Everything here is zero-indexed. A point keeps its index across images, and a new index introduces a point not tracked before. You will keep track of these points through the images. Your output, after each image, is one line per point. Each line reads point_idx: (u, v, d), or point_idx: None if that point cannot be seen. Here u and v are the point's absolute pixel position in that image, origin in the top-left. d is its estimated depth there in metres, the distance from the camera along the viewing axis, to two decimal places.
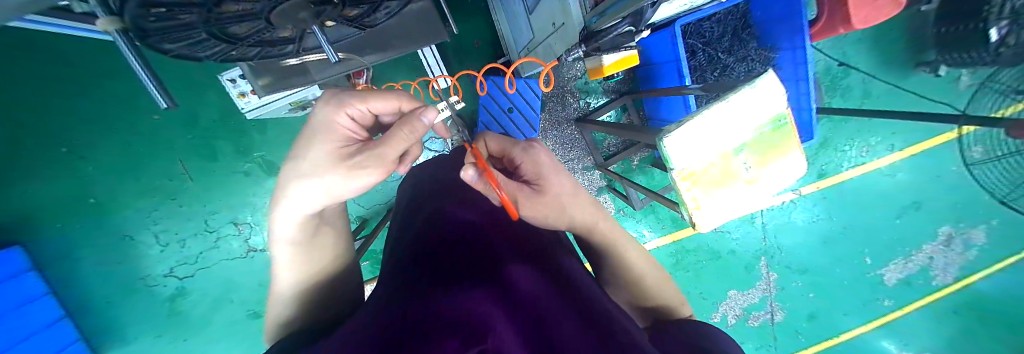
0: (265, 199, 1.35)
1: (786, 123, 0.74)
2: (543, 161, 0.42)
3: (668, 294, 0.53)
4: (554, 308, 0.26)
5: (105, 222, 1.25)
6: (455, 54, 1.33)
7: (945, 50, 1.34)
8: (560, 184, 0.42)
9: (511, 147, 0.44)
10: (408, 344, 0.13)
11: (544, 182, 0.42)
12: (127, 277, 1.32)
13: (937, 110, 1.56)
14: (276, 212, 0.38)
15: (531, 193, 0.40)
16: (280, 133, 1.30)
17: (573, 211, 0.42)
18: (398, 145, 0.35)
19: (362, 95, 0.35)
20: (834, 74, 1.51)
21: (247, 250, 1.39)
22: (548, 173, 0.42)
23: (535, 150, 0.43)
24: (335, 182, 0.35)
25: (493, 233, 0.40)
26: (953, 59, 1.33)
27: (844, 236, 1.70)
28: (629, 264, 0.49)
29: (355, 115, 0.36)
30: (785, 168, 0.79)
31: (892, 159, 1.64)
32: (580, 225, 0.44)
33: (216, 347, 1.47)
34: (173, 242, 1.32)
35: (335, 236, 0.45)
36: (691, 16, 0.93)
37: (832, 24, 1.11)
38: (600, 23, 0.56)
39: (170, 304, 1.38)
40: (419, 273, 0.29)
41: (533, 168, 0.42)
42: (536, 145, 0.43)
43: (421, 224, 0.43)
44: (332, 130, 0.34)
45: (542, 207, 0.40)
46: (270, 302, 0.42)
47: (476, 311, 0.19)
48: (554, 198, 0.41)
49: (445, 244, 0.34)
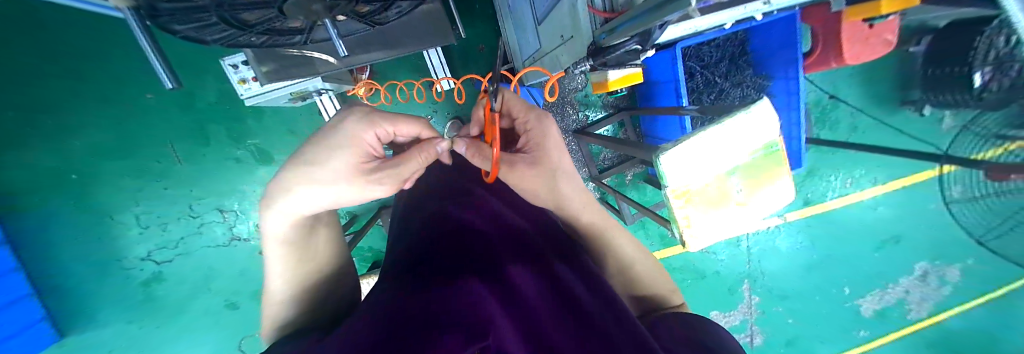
0: (254, 188, 1.32)
1: (778, 150, 0.76)
2: (551, 133, 0.40)
3: (660, 280, 0.53)
4: (555, 310, 0.26)
5: (84, 200, 1.20)
6: (461, 58, 1.34)
7: (931, 91, 1.39)
8: (559, 158, 0.39)
9: (519, 109, 0.41)
10: (409, 345, 0.13)
11: (543, 151, 0.39)
12: (103, 259, 1.27)
13: (920, 149, 1.62)
14: (270, 210, 0.35)
15: (528, 162, 0.38)
16: (277, 121, 1.28)
17: (568, 188, 0.41)
18: (412, 165, 0.34)
19: (392, 116, 0.35)
20: (825, 107, 1.57)
21: (231, 239, 1.34)
22: (550, 146, 0.39)
23: (547, 121, 0.40)
24: (346, 191, 0.34)
25: (492, 230, 0.40)
26: (939, 100, 1.39)
27: (826, 264, 1.73)
28: (618, 252, 0.49)
29: (380, 133, 0.36)
30: (774, 193, 0.81)
31: (875, 192, 1.69)
32: (571, 211, 0.43)
33: (187, 337, 1.41)
34: (156, 225, 1.28)
35: (330, 232, 0.44)
36: (691, 40, 0.94)
37: (825, 57, 1.15)
38: (608, 40, 0.57)
39: (146, 290, 1.33)
40: (420, 273, 0.28)
41: (538, 137, 0.39)
42: (548, 116, 0.41)
43: (424, 222, 0.43)
44: (356, 145, 0.33)
45: (537, 177, 0.38)
46: (265, 302, 0.41)
47: (477, 310, 0.18)
48: (551, 169, 0.39)
49: (446, 244, 0.34)
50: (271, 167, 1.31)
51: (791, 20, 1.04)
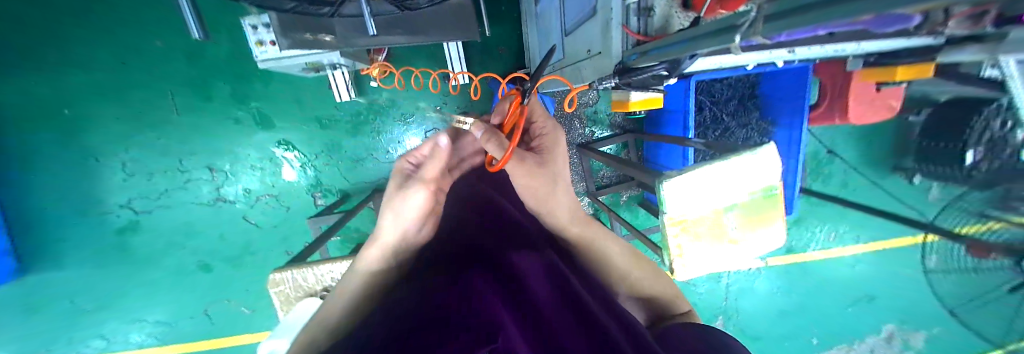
0: (248, 152, 1.29)
1: (775, 194, 0.78)
2: (558, 140, 0.42)
3: (658, 284, 0.50)
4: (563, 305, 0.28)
5: (72, 136, 1.17)
6: (479, 55, 1.34)
7: (924, 161, 1.40)
8: (563, 165, 0.41)
9: (538, 114, 0.43)
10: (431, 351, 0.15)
11: (550, 155, 0.40)
12: (81, 200, 1.23)
13: (905, 214, 1.66)
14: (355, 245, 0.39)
15: (533, 164, 0.36)
16: (283, 88, 1.25)
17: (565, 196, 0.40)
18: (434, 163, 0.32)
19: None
20: (821, 159, 1.61)
21: (216, 199, 1.31)
22: (557, 153, 0.40)
23: (555, 128, 0.42)
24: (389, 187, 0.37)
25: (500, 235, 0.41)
26: (929, 171, 1.41)
27: (800, 313, 1.74)
28: (608, 257, 0.46)
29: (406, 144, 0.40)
30: (767, 236, 0.83)
31: (856, 249, 1.73)
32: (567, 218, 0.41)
33: (150, 292, 1.36)
34: (142, 174, 1.24)
35: None
36: (707, 75, 0.96)
37: (830, 113, 1.17)
38: (637, 61, 0.57)
39: (119, 239, 1.29)
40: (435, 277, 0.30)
41: (547, 143, 0.41)
42: (556, 125, 0.43)
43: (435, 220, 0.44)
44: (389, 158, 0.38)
45: (531, 175, 0.35)
46: None
47: (484, 315, 0.21)
48: (552, 173, 0.38)
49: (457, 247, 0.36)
50: (270, 133, 1.28)
51: (805, 71, 1.06)
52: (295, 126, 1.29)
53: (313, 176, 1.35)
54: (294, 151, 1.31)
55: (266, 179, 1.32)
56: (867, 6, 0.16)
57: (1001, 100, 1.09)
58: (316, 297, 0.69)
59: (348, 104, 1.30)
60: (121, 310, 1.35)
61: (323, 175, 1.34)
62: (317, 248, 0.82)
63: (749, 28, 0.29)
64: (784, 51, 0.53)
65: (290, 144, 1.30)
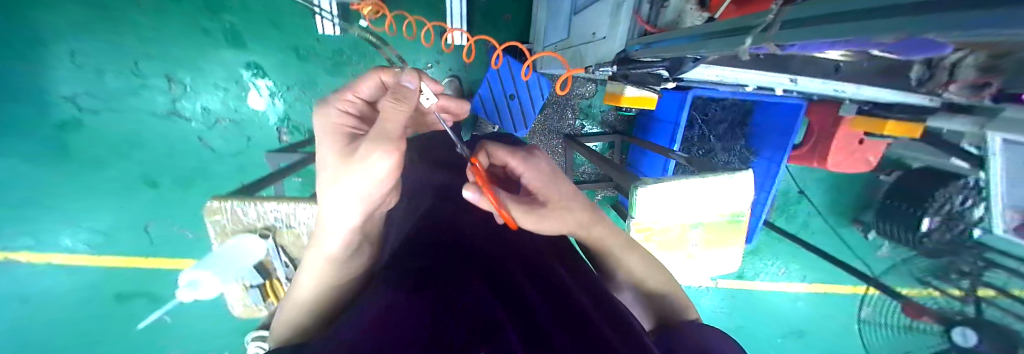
0: (214, 69, 1.19)
1: (739, 221, 0.84)
2: (544, 169, 0.43)
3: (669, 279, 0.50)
4: (558, 302, 0.27)
5: (14, 10, 1.04)
6: (481, 20, 1.28)
7: (882, 219, 1.47)
8: (558, 191, 0.42)
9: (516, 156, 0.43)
10: None
11: (546, 193, 0.41)
12: (16, 81, 1.10)
13: (854, 264, 1.79)
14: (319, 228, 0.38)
15: (530, 207, 0.38)
16: (261, 6, 1.15)
17: (570, 215, 0.41)
18: (393, 118, 0.33)
19: (340, 90, 0.40)
20: (790, 198, 1.71)
21: (171, 112, 1.22)
22: (550, 182, 0.42)
23: (537, 156, 0.43)
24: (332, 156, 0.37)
25: (495, 235, 0.40)
26: (883, 229, 1.48)
27: (739, 335, 1.88)
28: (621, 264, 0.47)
29: (347, 107, 0.40)
30: (722, 257, 0.88)
31: (801, 288, 1.87)
32: (576, 226, 0.43)
33: (90, 199, 1.27)
34: (91, 68, 1.13)
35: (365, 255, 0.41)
36: (704, 91, 0.96)
37: (810, 156, 1.22)
38: (640, 53, 0.55)
39: (57, 134, 1.17)
40: (429, 272, 0.29)
41: (536, 176, 0.42)
42: (539, 152, 0.45)
43: (429, 212, 0.43)
44: (332, 126, 0.38)
45: (545, 216, 0.39)
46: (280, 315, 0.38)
47: (480, 324, 0.20)
48: (558, 205, 0.41)
49: (449, 244, 0.35)
50: (241, 52, 1.19)
51: (797, 108, 1.09)
52: (270, 51, 1.20)
53: (283, 110, 1.27)
54: (266, 78, 1.23)
55: (229, 102, 1.23)
56: (894, 20, 0.16)
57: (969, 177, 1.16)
58: (255, 234, 0.67)
59: (332, 40, 1.23)
60: (51, 211, 1.25)
61: (292, 110, 1.28)
62: (270, 184, 0.77)
63: (761, 32, 0.27)
64: (785, 78, 0.53)
65: (260, 69, 1.21)
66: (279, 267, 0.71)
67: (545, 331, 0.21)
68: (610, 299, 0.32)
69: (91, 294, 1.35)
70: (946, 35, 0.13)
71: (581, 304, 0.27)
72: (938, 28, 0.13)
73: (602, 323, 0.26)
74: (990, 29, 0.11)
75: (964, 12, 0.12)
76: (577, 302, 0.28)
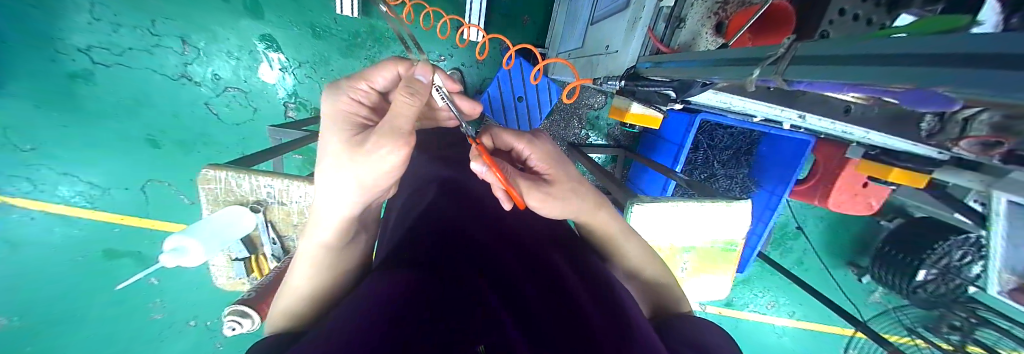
0: (227, 35, 1.20)
1: (733, 250, 0.84)
2: (548, 149, 0.45)
3: (664, 270, 0.51)
4: (561, 297, 0.28)
5: None
6: (500, 19, 1.28)
7: (877, 265, 1.46)
8: (565, 170, 0.44)
9: (513, 139, 0.44)
10: None
11: (552, 172, 0.43)
12: (36, 29, 1.12)
13: (846, 307, 1.77)
14: (316, 214, 0.37)
15: (538, 189, 0.40)
16: None
17: (574, 202, 0.43)
18: (404, 112, 0.32)
19: (354, 78, 0.40)
20: (788, 232, 1.70)
21: (180, 74, 1.23)
22: (554, 161, 0.44)
23: (541, 139, 0.46)
24: (335, 146, 0.36)
25: (495, 230, 0.40)
26: (879, 275, 1.47)
27: None
28: (620, 255, 0.48)
29: (359, 95, 0.40)
30: (712, 286, 0.88)
31: (789, 324, 1.85)
32: (580, 214, 0.44)
33: (92, 152, 1.27)
34: (110, 23, 1.15)
35: (367, 239, 0.42)
36: (713, 116, 0.95)
37: (812, 193, 1.22)
38: (648, 71, 0.55)
39: (68, 84, 1.18)
40: (426, 268, 0.29)
41: (544, 157, 0.44)
42: (542, 135, 0.47)
43: (429, 204, 0.43)
44: (343, 115, 0.38)
45: (550, 195, 0.40)
46: (280, 298, 0.38)
47: (481, 329, 0.20)
48: (565, 185, 0.43)
49: (448, 237, 0.35)
50: (257, 24, 1.20)
51: (804, 145, 1.08)
52: (285, 26, 1.21)
53: (293, 85, 1.28)
54: (279, 52, 1.24)
55: (240, 71, 1.24)
56: (896, 69, 0.16)
57: (971, 234, 1.15)
58: (245, 206, 0.67)
59: (349, 22, 1.25)
60: (53, 160, 1.26)
61: (301, 87, 1.28)
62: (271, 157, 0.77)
63: (772, 64, 0.27)
64: (794, 113, 0.54)
65: (274, 42, 1.22)
66: (267, 243, 0.71)
67: (543, 335, 0.22)
68: (610, 290, 0.33)
69: (81, 246, 1.35)
70: (943, 91, 0.14)
71: (583, 303, 0.28)
72: (932, 81, 0.14)
73: (598, 318, 0.26)
74: (978, 89, 0.12)
75: (970, 69, 0.12)
76: (578, 299, 0.28)
